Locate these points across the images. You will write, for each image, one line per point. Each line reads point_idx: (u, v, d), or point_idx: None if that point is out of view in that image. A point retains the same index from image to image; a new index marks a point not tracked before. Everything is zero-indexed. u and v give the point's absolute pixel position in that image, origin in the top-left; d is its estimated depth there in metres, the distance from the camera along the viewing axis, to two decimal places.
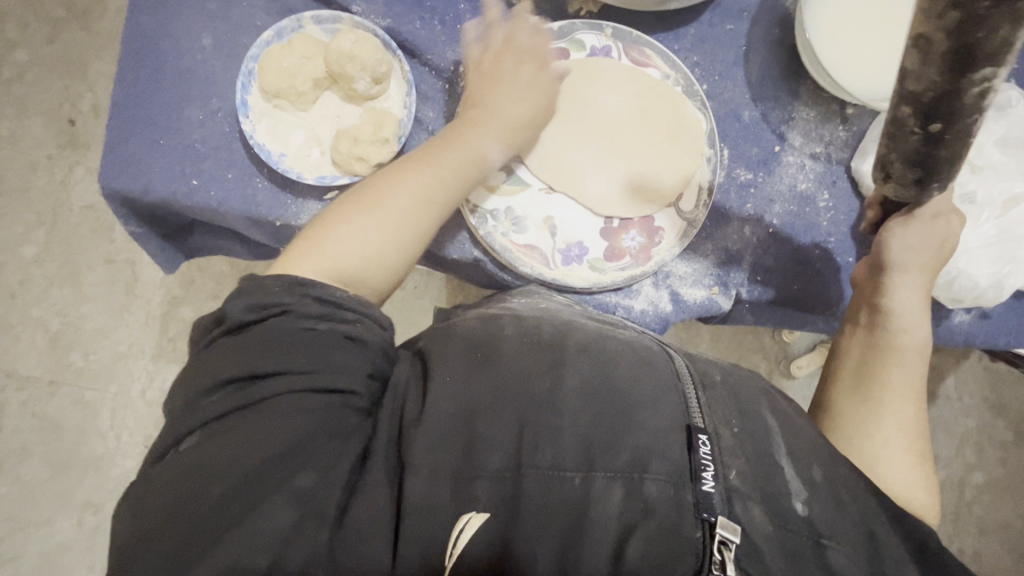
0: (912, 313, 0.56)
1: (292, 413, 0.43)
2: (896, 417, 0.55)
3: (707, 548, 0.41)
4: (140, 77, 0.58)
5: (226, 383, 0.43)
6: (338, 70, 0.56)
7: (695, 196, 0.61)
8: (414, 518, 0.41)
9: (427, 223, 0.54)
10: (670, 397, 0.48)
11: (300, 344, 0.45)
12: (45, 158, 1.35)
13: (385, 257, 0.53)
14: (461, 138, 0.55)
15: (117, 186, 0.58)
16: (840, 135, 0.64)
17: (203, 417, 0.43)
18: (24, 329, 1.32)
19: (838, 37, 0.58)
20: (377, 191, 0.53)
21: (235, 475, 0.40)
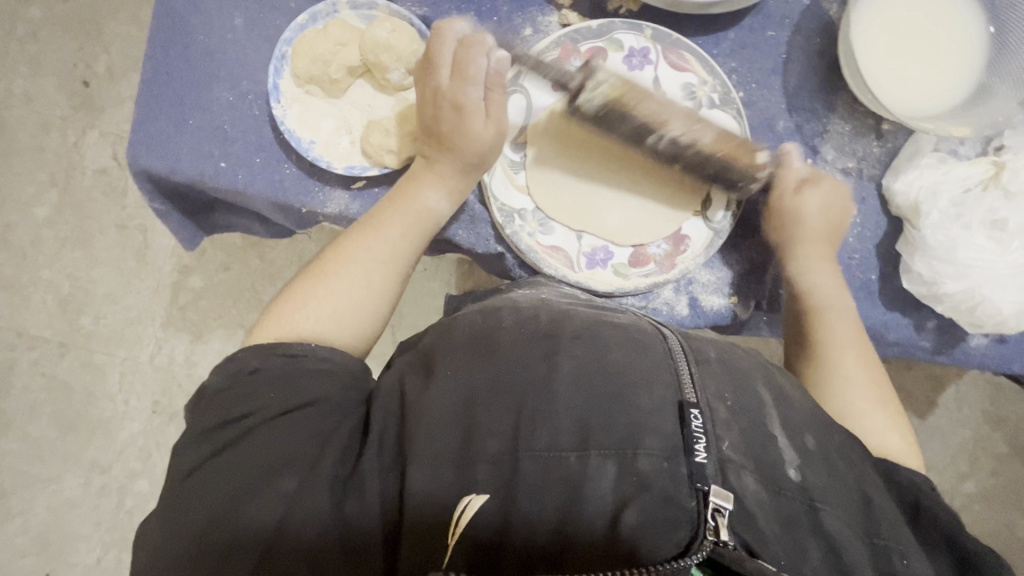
0: (822, 275, 0.60)
1: (268, 440, 0.45)
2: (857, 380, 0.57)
3: (701, 516, 0.41)
4: (171, 54, 0.58)
5: (211, 429, 0.46)
6: (373, 59, 0.55)
7: (723, 206, 0.61)
8: (417, 506, 0.42)
9: (379, 274, 0.55)
10: (664, 374, 0.48)
11: (269, 383, 0.48)
12: (58, 119, 1.34)
13: (343, 317, 0.53)
14: (404, 195, 0.55)
15: (144, 164, 0.57)
16: (873, 151, 0.63)
17: (194, 459, 0.45)
18: (36, 290, 1.33)
19: (883, 36, 0.57)
20: (331, 259, 0.54)
21: (227, 491, 0.43)
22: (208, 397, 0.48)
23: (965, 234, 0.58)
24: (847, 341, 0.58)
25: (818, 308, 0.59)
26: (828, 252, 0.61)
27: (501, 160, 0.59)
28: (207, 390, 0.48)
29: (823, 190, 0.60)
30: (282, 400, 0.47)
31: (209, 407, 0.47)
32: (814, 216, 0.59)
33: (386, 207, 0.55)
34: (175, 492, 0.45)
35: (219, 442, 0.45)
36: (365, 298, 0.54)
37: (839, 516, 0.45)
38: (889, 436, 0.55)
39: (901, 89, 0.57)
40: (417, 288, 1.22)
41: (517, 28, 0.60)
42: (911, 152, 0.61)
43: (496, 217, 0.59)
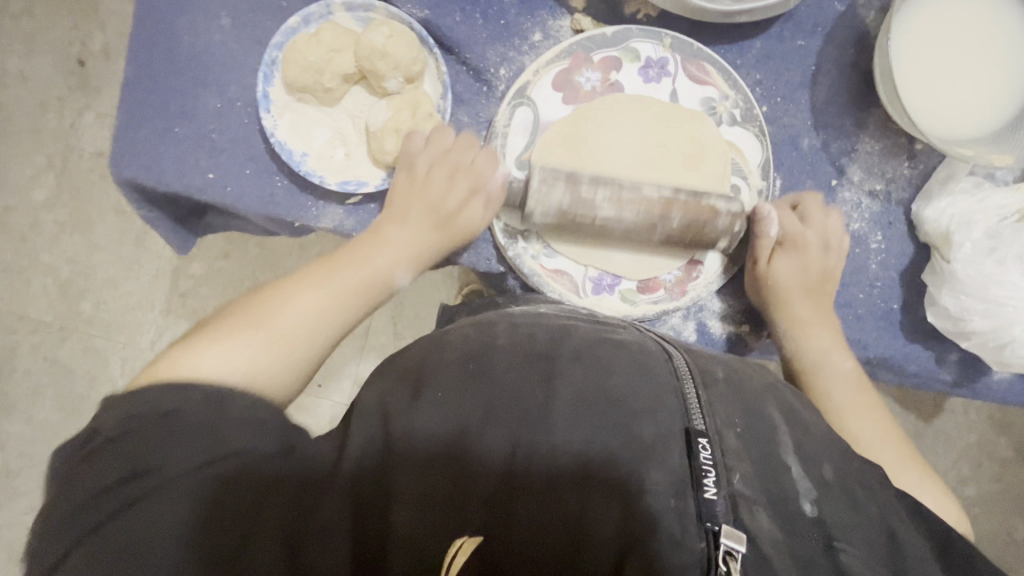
0: (809, 314, 0.57)
1: (180, 497, 0.37)
2: (864, 430, 0.53)
3: (713, 558, 0.38)
4: (155, 56, 0.54)
5: (107, 485, 0.37)
6: (368, 66, 0.51)
7: (740, 231, 0.58)
8: (400, 552, 0.38)
9: (320, 339, 0.50)
10: (669, 400, 0.45)
11: (190, 431, 0.39)
12: (53, 100, 1.30)
13: (266, 365, 0.46)
14: (360, 258, 0.52)
15: (128, 174, 0.54)
16: (904, 173, 0.59)
17: (89, 523, 0.36)
18: (34, 275, 1.32)
19: (927, 41, 0.53)
20: (267, 309, 0.48)
21: (127, 572, 0.34)
22: (105, 445, 0.39)
23: (999, 270, 0.54)
24: (846, 403, 0.53)
25: (815, 349, 0.55)
26: (818, 311, 0.57)
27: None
28: (104, 434, 0.40)
29: (809, 249, 0.56)
30: (205, 447, 0.39)
31: (111, 447, 0.39)
32: (791, 280, 0.56)
33: (335, 265, 0.52)
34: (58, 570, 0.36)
35: (118, 503, 0.37)
36: (288, 357, 0.47)
37: (859, 551, 0.42)
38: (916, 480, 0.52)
39: (932, 98, 0.53)
40: (418, 283, 1.20)
41: (526, 33, 0.56)
42: (945, 175, 0.57)
43: (500, 240, 0.56)
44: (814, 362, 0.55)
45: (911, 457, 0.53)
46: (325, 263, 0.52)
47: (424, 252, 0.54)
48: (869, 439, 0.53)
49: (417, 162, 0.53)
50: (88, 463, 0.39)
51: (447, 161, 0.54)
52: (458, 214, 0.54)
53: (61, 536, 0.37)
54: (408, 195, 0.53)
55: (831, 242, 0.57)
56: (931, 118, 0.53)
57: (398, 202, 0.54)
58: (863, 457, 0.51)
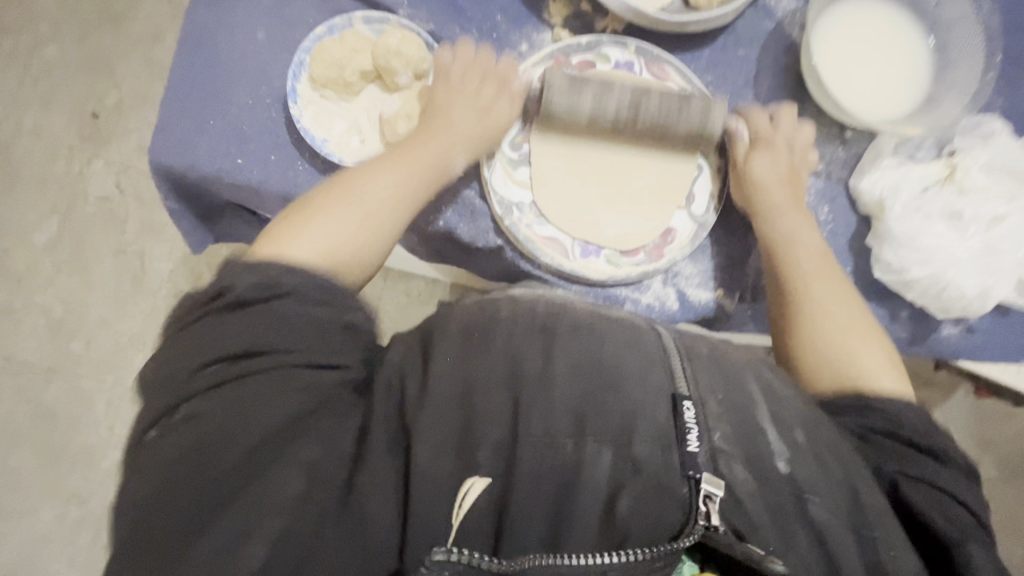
0: (780, 220, 0.64)
1: (277, 392, 0.44)
2: (830, 319, 0.61)
3: (693, 502, 0.43)
4: (197, 63, 0.63)
5: (210, 363, 0.45)
6: (383, 64, 0.61)
7: (706, 202, 0.66)
8: (421, 487, 0.42)
9: (400, 216, 0.58)
10: (656, 369, 0.49)
11: (273, 322, 0.46)
12: (67, 148, 1.39)
13: (359, 248, 0.56)
14: (438, 104, 0.62)
15: (167, 161, 0.61)
16: (840, 155, 0.69)
17: (197, 387, 0.44)
18: (29, 313, 1.33)
19: (841, 37, 0.65)
20: (352, 184, 0.57)
21: (243, 440, 0.42)
22: (222, 317, 0.46)
23: (927, 223, 0.63)
24: (829, 308, 0.62)
25: (799, 265, 0.63)
26: (792, 196, 0.66)
27: (499, 159, 0.64)
28: (236, 292, 0.47)
29: (778, 143, 0.66)
30: (300, 351, 0.46)
31: (202, 353, 0.45)
32: (769, 177, 0.65)
33: (414, 143, 0.60)
34: (162, 437, 0.43)
35: (218, 380, 0.44)
36: (364, 241, 0.56)
37: (826, 505, 0.45)
38: (875, 352, 0.59)
39: (847, 83, 0.64)
40: (412, 310, 1.25)
41: (514, 44, 0.67)
42: (872, 157, 0.67)
43: (495, 208, 0.63)
44: (785, 240, 0.64)
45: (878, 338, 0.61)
46: (389, 155, 0.59)
47: (483, 113, 0.62)
48: (829, 317, 0.61)
49: (452, 69, 0.63)
50: (191, 333, 0.47)
51: (472, 92, 0.62)
52: (497, 87, 0.64)
53: (167, 395, 0.45)
54: (449, 92, 0.62)
55: (797, 142, 0.67)
56: (848, 99, 0.64)
57: (442, 100, 0.62)
58: (816, 369, 0.60)
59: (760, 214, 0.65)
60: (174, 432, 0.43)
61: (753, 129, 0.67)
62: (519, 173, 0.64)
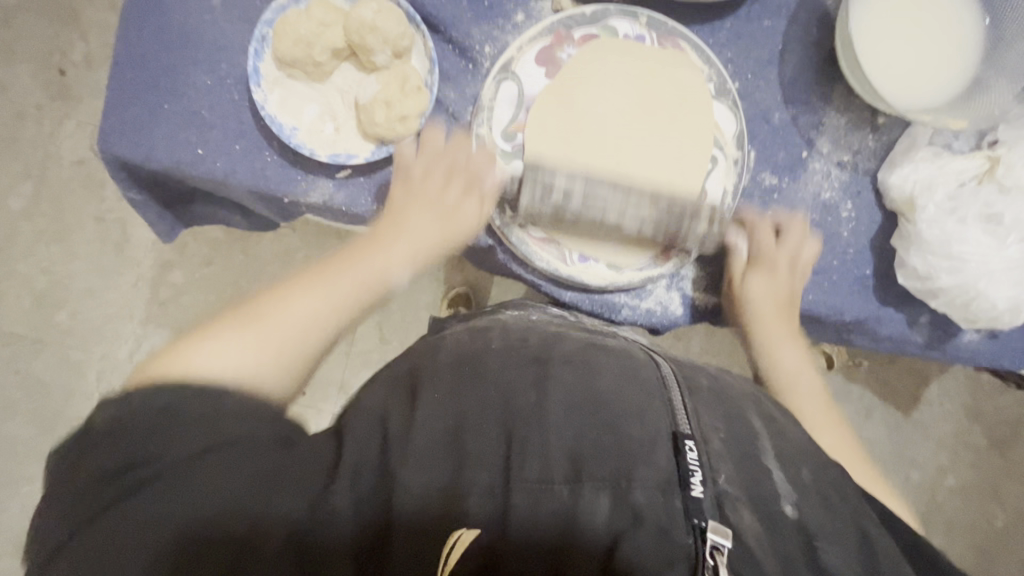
0: (763, 310, 0.61)
1: (199, 481, 0.39)
2: (800, 394, 0.61)
3: (700, 553, 0.39)
4: (145, 36, 0.55)
5: (122, 461, 0.39)
6: (357, 41, 0.53)
7: (719, 200, 0.61)
8: (406, 534, 0.40)
9: (307, 343, 0.50)
10: (656, 404, 0.47)
11: (211, 402, 0.42)
12: (33, 108, 1.29)
13: (262, 369, 0.47)
14: (387, 225, 0.56)
15: (118, 151, 0.55)
16: (869, 144, 0.62)
17: (107, 498, 0.38)
18: (8, 286, 1.28)
19: (881, 10, 0.56)
20: (262, 310, 0.50)
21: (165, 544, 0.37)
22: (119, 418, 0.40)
23: (961, 228, 0.57)
24: (829, 443, 0.58)
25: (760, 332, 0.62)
26: (786, 330, 0.63)
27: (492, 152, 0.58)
28: (134, 400, 0.41)
29: (779, 266, 0.61)
30: (233, 425, 0.42)
31: (111, 476, 0.39)
32: (764, 306, 0.61)
33: (345, 266, 0.54)
34: (73, 544, 0.38)
35: (128, 478, 0.39)
36: (298, 335, 0.50)
37: (840, 553, 0.42)
38: (824, 417, 0.59)
39: (884, 64, 0.57)
40: (404, 285, 1.20)
41: (509, 13, 0.59)
42: (904, 147, 0.60)
43: (489, 207, 0.58)
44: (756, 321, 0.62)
45: (860, 457, 0.59)
46: (321, 271, 0.54)
47: (447, 222, 0.57)
48: (833, 463, 0.56)
49: (413, 167, 0.56)
50: (103, 429, 0.40)
51: (438, 202, 0.57)
52: (457, 208, 0.57)
53: (81, 511, 0.39)
54: (408, 195, 0.56)
55: (801, 262, 0.61)
56: (884, 83, 0.57)
57: (404, 168, 0.56)
58: (808, 432, 0.58)
59: (755, 340, 0.63)
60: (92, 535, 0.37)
61: (754, 246, 0.61)
62: (512, 166, 0.58)
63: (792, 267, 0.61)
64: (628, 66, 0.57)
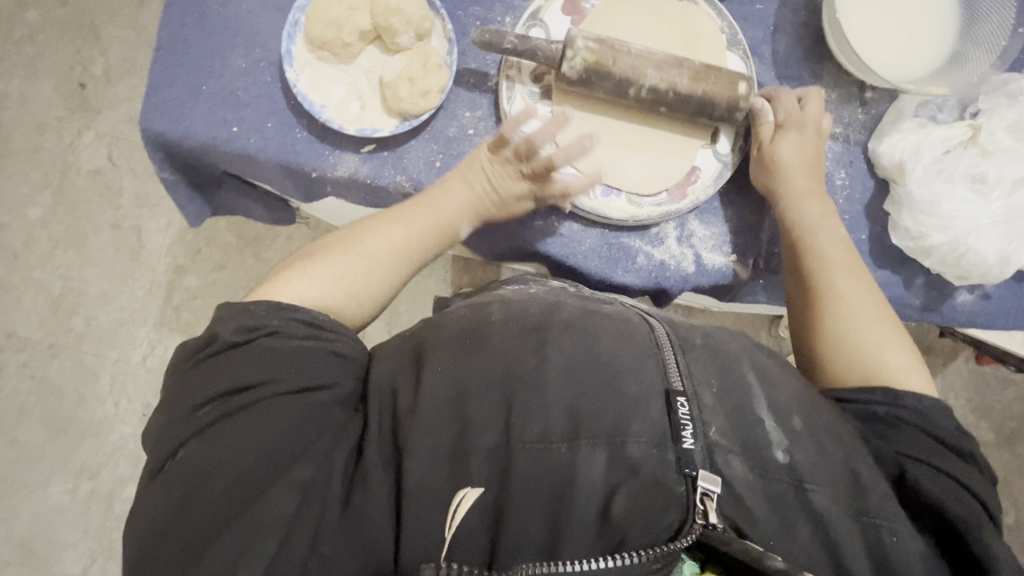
0: (796, 165, 0.62)
1: (275, 422, 0.44)
2: (859, 328, 0.58)
3: (690, 500, 0.43)
4: (187, 23, 0.60)
5: (214, 397, 0.45)
6: (382, 23, 0.57)
7: (731, 141, 0.64)
8: (415, 499, 0.43)
9: (398, 263, 0.58)
10: (649, 363, 0.49)
11: (281, 357, 0.47)
12: (55, 120, 1.34)
13: (355, 293, 0.55)
14: (446, 183, 0.59)
15: (158, 129, 0.59)
16: (858, 117, 0.66)
17: (194, 427, 0.44)
18: (28, 291, 1.32)
19: None
20: (356, 237, 0.57)
21: (238, 468, 0.43)
22: (214, 357, 0.46)
23: (948, 187, 0.61)
24: (852, 295, 0.60)
25: (822, 268, 0.61)
26: (815, 183, 0.63)
27: (520, 92, 0.61)
28: (222, 341, 0.47)
29: (808, 127, 0.62)
30: (299, 377, 0.46)
31: (209, 412, 0.45)
32: (795, 156, 0.62)
33: (419, 206, 0.58)
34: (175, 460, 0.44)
35: (213, 416, 0.44)
36: (378, 264, 0.57)
37: (828, 495, 0.45)
38: (890, 346, 0.57)
39: (869, 38, 0.61)
40: (414, 284, 1.24)
41: None
42: (893, 118, 0.64)
43: None
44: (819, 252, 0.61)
45: (907, 346, 0.58)
46: (396, 209, 0.59)
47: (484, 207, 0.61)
48: (858, 325, 0.59)
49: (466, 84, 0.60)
50: (196, 370, 0.46)
51: (494, 171, 0.59)
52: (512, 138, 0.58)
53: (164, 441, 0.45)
54: (467, 165, 0.59)
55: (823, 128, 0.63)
56: (870, 55, 0.61)
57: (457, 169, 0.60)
58: (839, 315, 0.59)
59: (784, 202, 0.62)
60: (188, 453, 0.44)
61: (783, 108, 0.63)
62: (540, 107, 0.62)
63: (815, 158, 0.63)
64: (646, 19, 0.63)
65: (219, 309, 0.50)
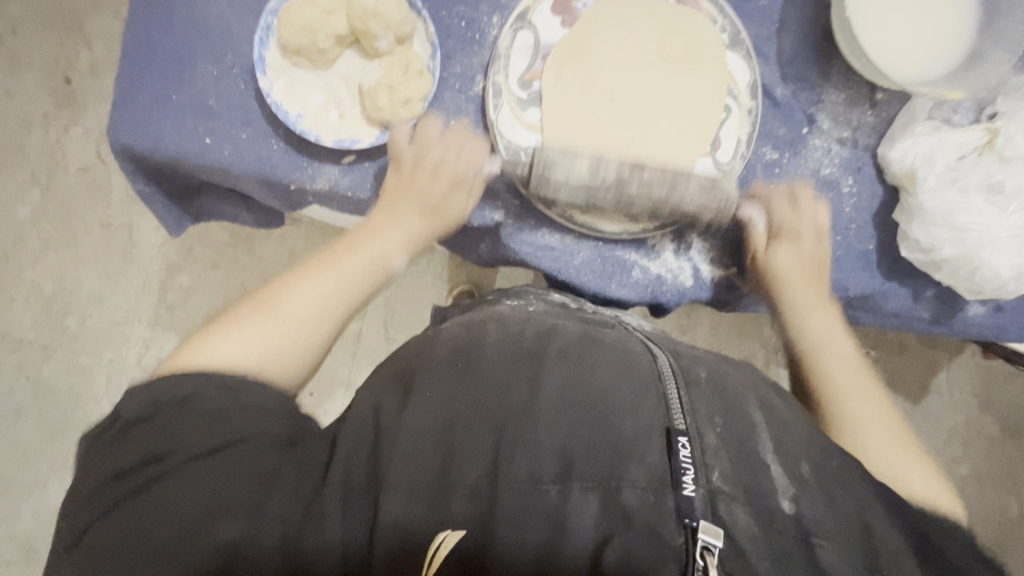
0: (794, 276, 0.60)
1: (192, 484, 0.41)
2: (853, 426, 0.54)
3: (690, 556, 0.38)
4: (154, 27, 0.56)
5: (129, 467, 0.42)
6: (360, 27, 0.54)
7: (732, 148, 0.60)
8: (389, 536, 0.40)
9: (335, 310, 0.54)
10: (650, 399, 0.46)
11: (199, 418, 0.44)
12: (40, 116, 1.30)
13: (285, 362, 0.51)
14: (376, 222, 0.57)
15: (127, 141, 0.56)
16: (868, 120, 0.63)
17: (110, 500, 0.41)
18: (18, 292, 1.29)
19: None
20: (275, 297, 0.52)
21: (157, 540, 0.40)
22: (136, 430, 0.44)
23: (962, 197, 0.57)
24: (845, 380, 0.57)
25: (814, 362, 0.59)
26: (818, 295, 0.61)
27: (508, 98, 0.58)
28: (128, 417, 0.44)
29: (803, 236, 0.60)
30: (221, 432, 0.43)
31: (127, 478, 0.42)
32: (791, 270, 0.60)
33: (339, 254, 0.56)
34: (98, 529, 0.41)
35: (130, 487, 0.42)
36: (312, 324, 0.52)
37: (836, 550, 0.41)
38: (880, 442, 0.53)
39: (882, 35, 0.57)
40: (409, 282, 1.21)
41: None
42: (905, 121, 0.60)
43: (500, 154, 0.58)
44: (808, 344, 0.60)
45: (920, 461, 0.53)
46: (311, 264, 0.56)
47: (416, 237, 0.59)
48: (848, 415, 0.55)
49: (403, 157, 0.57)
50: (116, 445, 0.44)
51: (422, 203, 0.58)
52: (455, 188, 0.58)
53: (85, 515, 0.42)
54: (399, 185, 0.57)
55: (821, 231, 0.61)
56: (881, 54, 0.57)
57: (391, 198, 0.57)
58: (833, 403, 0.56)
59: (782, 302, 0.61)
60: (105, 529, 0.41)
61: (769, 217, 0.61)
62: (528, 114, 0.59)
63: (817, 259, 0.61)
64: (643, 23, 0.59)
65: (133, 386, 0.46)
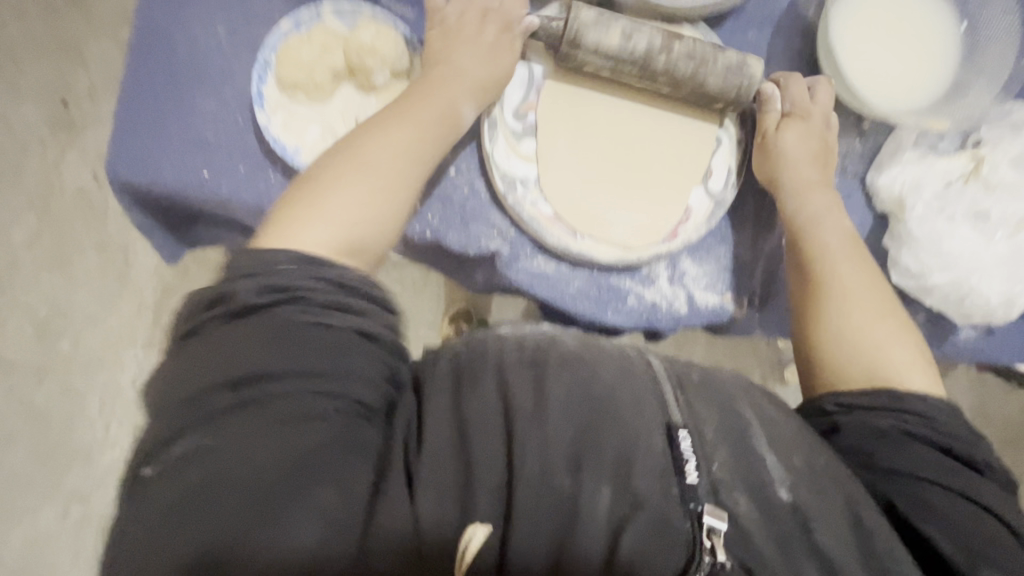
0: (801, 163, 0.60)
1: (305, 423, 0.40)
2: (860, 326, 0.56)
3: (696, 537, 0.41)
4: (151, 64, 0.57)
5: (228, 383, 0.40)
6: (358, 64, 0.56)
7: (723, 176, 0.62)
8: (419, 535, 0.40)
9: (411, 178, 0.54)
10: (650, 404, 0.47)
11: (284, 339, 0.42)
12: (36, 140, 1.30)
13: (362, 223, 0.50)
14: (430, 89, 0.56)
15: (124, 176, 0.56)
16: (857, 148, 0.64)
17: (207, 415, 0.40)
18: (11, 316, 1.28)
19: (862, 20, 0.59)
20: (347, 156, 0.52)
21: (261, 479, 0.38)
22: (220, 322, 0.42)
23: (951, 226, 0.59)
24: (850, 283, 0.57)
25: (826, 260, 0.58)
26: (818, 175, 0.61)
27: (502, 130, 0.59)
28: (206, 332, 0.42)
29: (812, 116, 0.61)
30: (320, 366, 0.42)
31: (233, 401, 0.40)
32: (800, 219, 0.60)
33: (404, 108, 0.55)
34: (174, 456, 0.39)
35: (228, 404, 0.40)
36: (380, 167, 0.52)
37: (831, 535, 0.43)
38: (891, 348, 0.55)
39: (867, 69, 0.59)
40: (406, 302, 1.21)
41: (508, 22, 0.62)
42: (892, 148, 0.62)
43: (496, 183, 0.59)
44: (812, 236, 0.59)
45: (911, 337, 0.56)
46: (370, 126, 0.54)
47: (483, 87, 0.58)
48: (857, 310, 0.56)
49: (449, 19, 0.59)
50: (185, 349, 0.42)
51: (483, 50, 0.59)
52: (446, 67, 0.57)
53: (168, 424, 0.40)
54: (448, 54, 0.58)
55: (830, 125, 0.62)
56: (866, 87, 0.59)
57: (442, 58, 0.58)
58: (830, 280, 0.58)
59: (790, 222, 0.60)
60: (193, 452, 0.39)
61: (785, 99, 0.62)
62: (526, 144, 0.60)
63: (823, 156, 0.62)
64: None
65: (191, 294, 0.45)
